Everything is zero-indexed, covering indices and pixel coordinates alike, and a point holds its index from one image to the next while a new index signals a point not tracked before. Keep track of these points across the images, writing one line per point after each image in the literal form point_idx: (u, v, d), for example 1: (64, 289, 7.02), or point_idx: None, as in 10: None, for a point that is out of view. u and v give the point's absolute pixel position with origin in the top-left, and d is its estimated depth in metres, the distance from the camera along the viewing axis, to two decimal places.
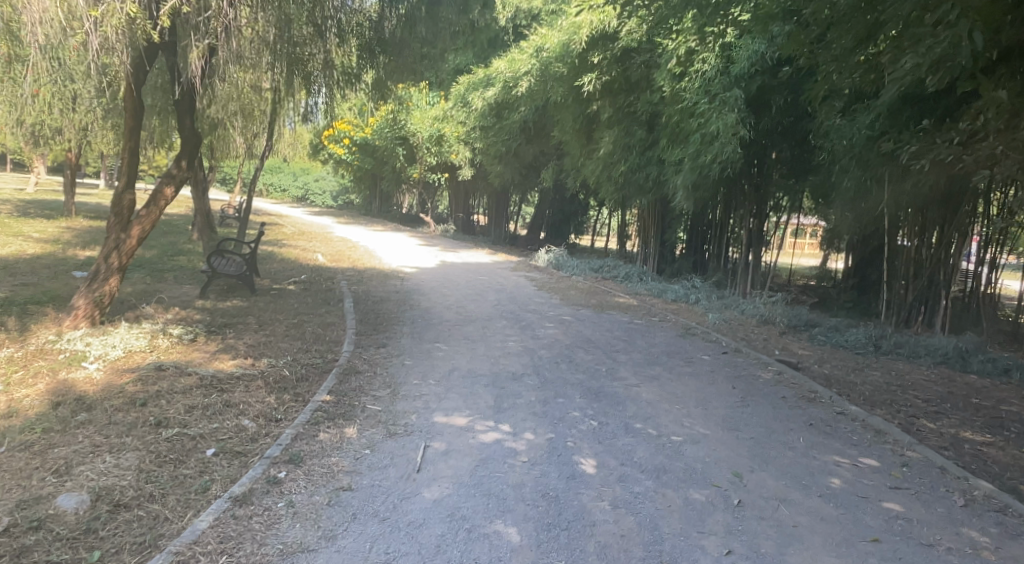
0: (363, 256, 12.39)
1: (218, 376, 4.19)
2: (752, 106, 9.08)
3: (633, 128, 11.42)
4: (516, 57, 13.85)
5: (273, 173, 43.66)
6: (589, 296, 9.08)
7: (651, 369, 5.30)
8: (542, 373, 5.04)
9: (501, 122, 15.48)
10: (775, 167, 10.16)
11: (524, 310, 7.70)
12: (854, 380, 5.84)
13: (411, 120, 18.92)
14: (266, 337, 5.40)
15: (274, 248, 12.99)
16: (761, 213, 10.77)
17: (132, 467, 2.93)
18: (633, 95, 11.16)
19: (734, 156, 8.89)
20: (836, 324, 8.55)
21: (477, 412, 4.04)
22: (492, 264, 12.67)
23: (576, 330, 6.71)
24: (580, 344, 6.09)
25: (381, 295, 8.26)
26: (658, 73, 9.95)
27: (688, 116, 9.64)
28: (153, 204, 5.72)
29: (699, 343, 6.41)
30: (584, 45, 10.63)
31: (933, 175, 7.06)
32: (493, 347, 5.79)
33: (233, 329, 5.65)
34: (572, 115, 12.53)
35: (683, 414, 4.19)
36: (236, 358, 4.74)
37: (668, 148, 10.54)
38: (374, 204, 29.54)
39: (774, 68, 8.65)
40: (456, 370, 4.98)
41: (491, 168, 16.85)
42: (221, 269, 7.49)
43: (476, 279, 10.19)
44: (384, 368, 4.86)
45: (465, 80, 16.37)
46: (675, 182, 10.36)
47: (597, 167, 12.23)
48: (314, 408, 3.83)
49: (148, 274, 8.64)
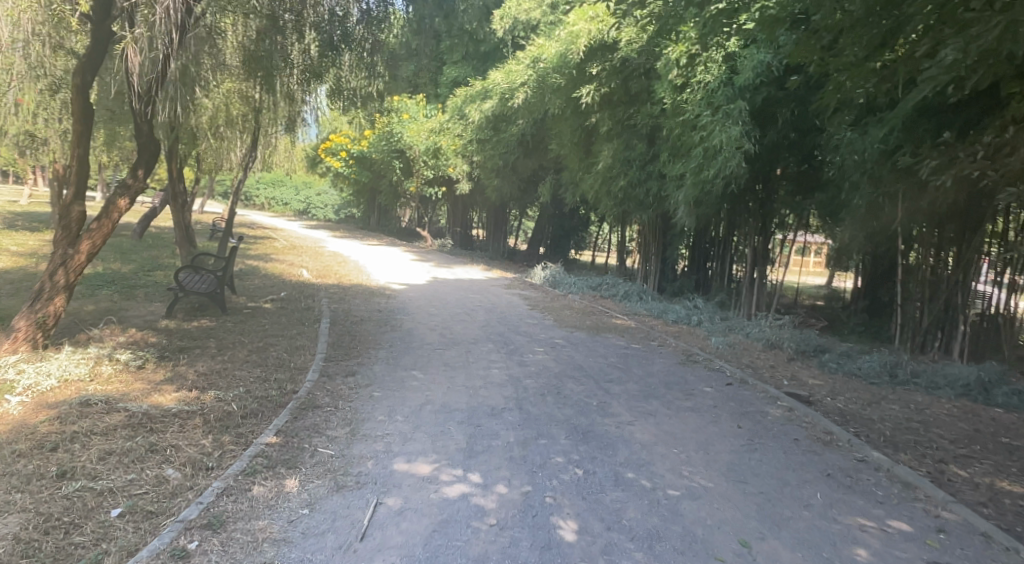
0: (352, 271, 11.91)
1: (151, 414, 3.70)
2: (757, 120, 8.63)
3: (633, 141, 11.00)
4: (512, 68, 13.51)
5: (275, 186, 43.70)
6: (585, 317, 8.56)
7: (647, 403, 4.77)
8: (524, 407, 4.52)
9: (499, 135, 15.14)
10: (781, 183, 9.71)
11: (513, 333, 7.18)
12: (871, 416, 5.29)
13: (407, 133, 18.61)
14: (222, 365, 4.90)
15: (261, 263, 12.53)
16: (766, 231, 10.30)
17: (9, 537, 2.42)
18: (633, 107, 10.75)
19: (738, 171, 8.43)
20: (847, 350, 8.03)
21: (445, 457, 3.52)
22: (485, 281, 12.17)
23: (567, 356, 6.18)
24: (571, 373, 5.56)
25: (363, 314, 7.76)
26: (659, 84, 9.54)
27: (690, 129, 9.20)
28: (104, 216, 5.24)
29: (701, 372, 5.87)
30: (582, 55, 10.27)
31: (953, 192, 6.59)
32: (474, 375, 5.27)
33: (188, 354, 5.16)
34: (570, 128, 12.11)
35: (681, 461, 3.66)
36: (180, 390, 4.24)
37: (669, 162, 10.09)
38: (373, 218, 29.15)
39: (780, 79, 8.21)
40: (428, 404, 4.46)
41: (488, 182, 16.42)
42: (191, 286, 7.02)
43: (467, 298, 9.69)
44: (348, 402, 4.35)
45: (462, 92, 16.04)
46: (676, 197, 9.91)
47: (596, 181, 11.79)
48: (254, 454, 3.32)
49: (117, 291, 8.18)
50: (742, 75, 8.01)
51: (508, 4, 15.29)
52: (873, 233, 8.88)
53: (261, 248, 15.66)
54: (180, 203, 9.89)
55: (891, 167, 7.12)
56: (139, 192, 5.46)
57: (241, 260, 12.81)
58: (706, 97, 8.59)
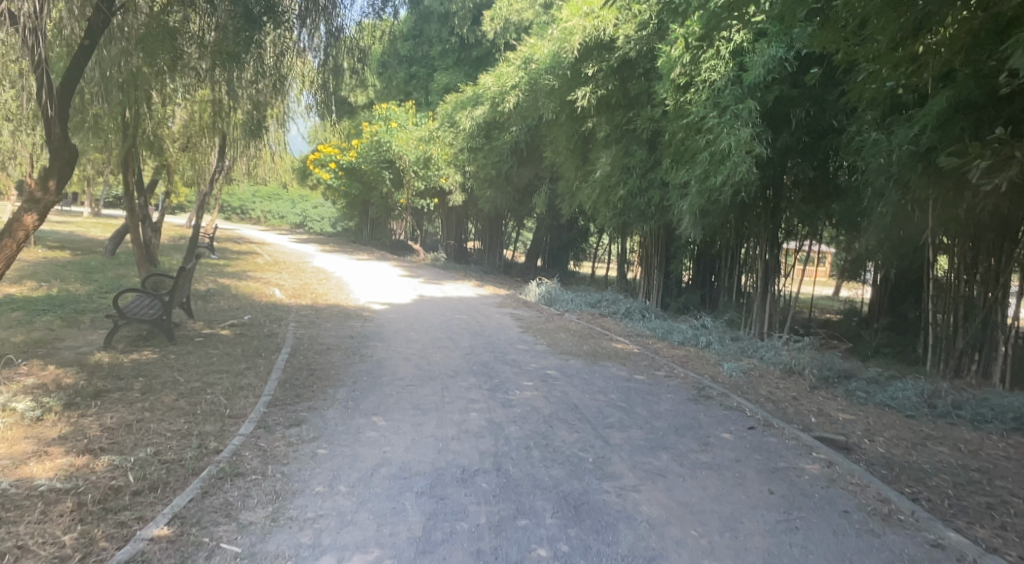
0: (331, 290, 11.08)
1: (9, 496, 2.84)
2: (768, 121, 7.82)
3: (633, 146, 10.14)
4: (503, 70, 12.86)
5: (274, 200, 43.37)
6: (581, 340, 7.71)
7: (655, 458, 3.91)
8: (504, 467, 3.65)
9: (491, 143, 14.42)
10: (795, 190, 8.87)
11: (500, 362, 6.32)
12: (922, 466, 4.41)
13: (396, 142, 17.65)
14: (139, 414, 4.04)
15: (235, 281, 11.69)
16: (777, 242, 9.48)
17: None
18: (632, 111, 9.96)
19: (749, 178, 7.61)
20: (875, 375, 7.15)
21: (390, 554, 2.64)
22: (475, 299, 11.31)
23: (559, 393, 5.30)
24: (562, 416, 4.68)
25: (332, 341, 6.90)
26: (660, 85, 8.79)
27: (695, 132, 8.40)
28: (6, 236, 4.36)
29: (716, 411, 5.00)
30: (577, 55, 9.55)
31: (997, 197, 5.74)
32: (447, 421, 4.41)
33: (103, 399, 4.29)
34: (566, 134, 11.33)
35: (701, 551, 2.78)
36: (69, 454, 3.37)
37: (672, 169, 9.28)
38: (366, 232, 28.34)
39: (793, 76, 7.40)
40: (385, 465, 3.60)
41: (481, 193, 15.58)
42: (133, 313, 6.19)
43: (453, 319, 8.85)
44: (282, 467, 3.48)
45: (453, 98, 15.42)
46: (680, 207, 9.09)
47: (593, 191, 10.95)
48: (127, 559, 2.44)
49: (61, 316, 7.35)
50: (750, 72, 7.19)
51: (499, 4, 15.03)
52: (896, 242, 8.06)
53: (241, 265, 14.79)
54: (139, 218, 9.06)
55: (923, 170, 6.28)
56: (51, 206, 4.53)
57: (214, 278, 11.98)
58: (711, 97, 7.77)
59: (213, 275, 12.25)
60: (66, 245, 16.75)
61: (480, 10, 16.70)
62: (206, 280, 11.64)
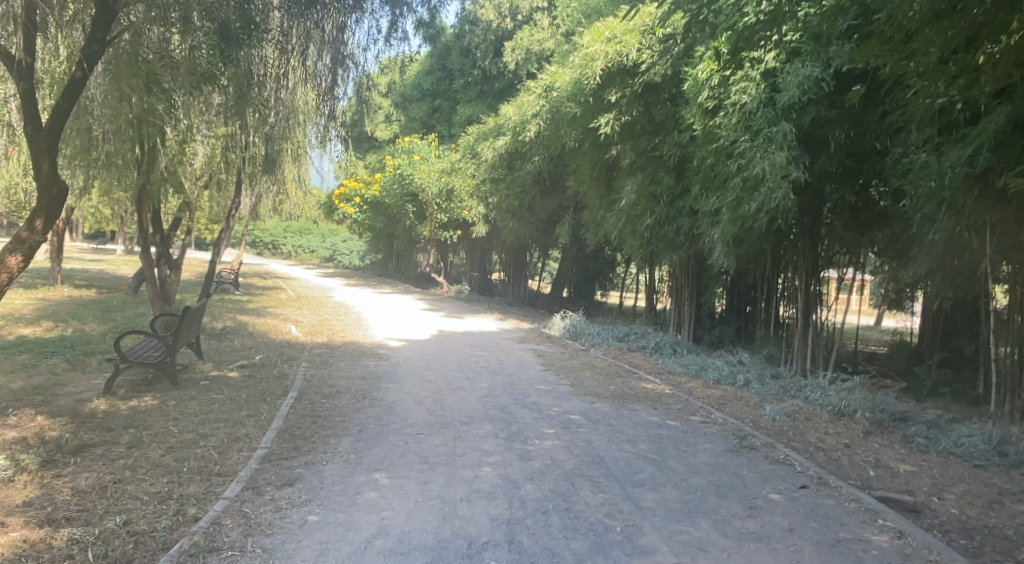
0: (349, 326, 10.76)
1: None
2: (804, 144, 7.34)
3: (660, 173, 9.71)
4: (524, 99, 12.70)
5: (303, 235, 43.91)
6: (608, 380, 7.19)
7: (695, 527, 3.38)
8: (517, 539, 3.16)
9: (513, 173, 14.14)
10: (836, 217, 8.32)
11: (519, 406, 5.84)
12: (1008, 532, 3.78)
13: (418, 174, 17.52)
14: (118, 474, 3.66)
15: (253, 318, 11.47)
16: (817, 272, 8.89)
17: None
18: (658, 137, 9.57)
19: (786, 205, 7.10)
20: (935, 418, 6.47)
21: None
22: (498, 334, 10.87)
23: (583, 443, 4.78)
24: (585, 471, 4.17)
25: (342, 383, 6.52)
26: (687, 110, 8.40)
27: (725, 157, 7.95)
28: None
29: (760, 465, 4.43)
30: (599, 81, 9.25)
31: None
32: (456, 479, 3.94)
33: (83, 456, 3.94)
34: (588, 162, 10.96)
35: None
36: (25, 527, 2.99)
37: (702, 196, 8.83)
38: (391, 265, 28.25)
39: (830, 95, 6.94)
40: (381, 536, 3.14)
41: (503, 225, 15.27)
42: (134, 357, 5.92)
43: (472, 356, 8.42)
44: (264, 539, 3.05)
45: (476, 130, 15.32)
46: (711, 236, 8.61)
47: (619, 221, 10.52)
48: None
49: (67, 359, 7.13)
50: (784, 93, 6.75)
51: (520, 35, 15.24)
52: (950, 269, 7.42)
53: (262, 300, 14.64)
54: (154, 255, 8.91)
55: (979, 193, 5.71)
56: (37, 247, 4.26)
57: (233, 315, 11.78)
58: (741, 120, 7.34)
59: (231, 313, 12.05)
60: (93, 283, 16.87)
61: (501, 42, 16.67)
62: (224, 317, 11.45)
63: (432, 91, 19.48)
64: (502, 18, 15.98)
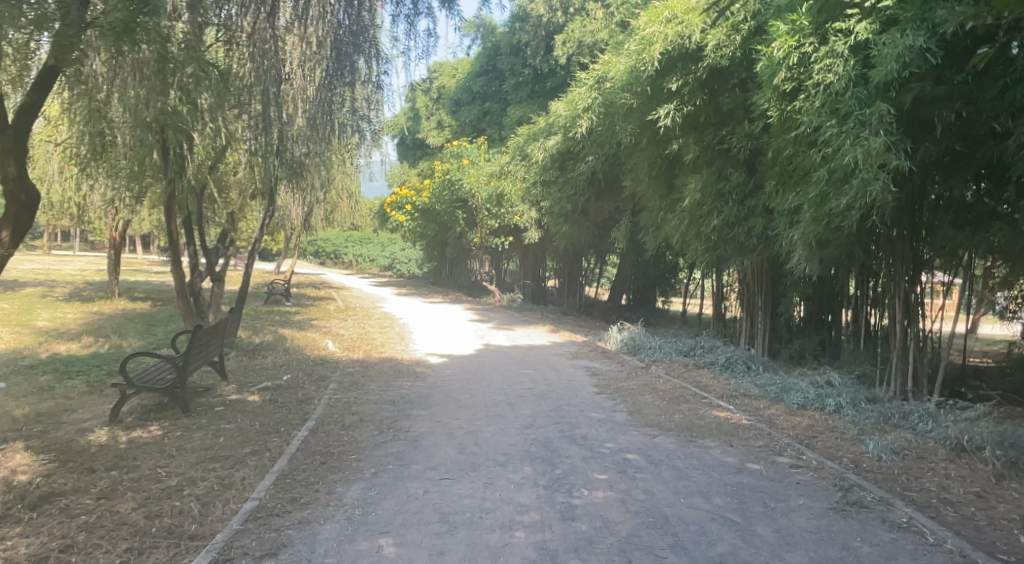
0: (391, 340, 10.11)
1: None
2: (903, 128, 6.14)
3: (728, 169, 8.62)
4: (575, 94, 11.87)
5: (363, 245, 44.28)
6: (672, 407, 6.21)
7: None
8: None
9: (566, 174, 13.29)
10: (942, 213, 7.01)
11: (566, 441, 4.96)
12: None
13: (466, 179, 16.92)
14: (69, 538, 3.00)
15: (295, 332, 10.99)
16: (918, 278, 7.57)
17: None
18: (726, 128, 8.52)
19: (882, 201, 5.95)
20: None
21: None
22: (549, 348, 9.97)
23: (643, 496, 3.86)
24: (646, 540, 3.26)
25: (368, 409, 5.82)
26: (759, 95, 7.31)
27: (807, 146, 6.82)
28: None
29: (878, 534, 3.41)
30: (658, 67, 8.28)
31: None
32: (479, 551, 3.10)
33: (42, 510, 3.31)
34: (646, 159, 9.97)
35: None
36: None
37: (778, 192, 7.70)
38: (444, 273, 27.73)
39: (937, 68, 5.71)
40: None
41: (555, 230, 14.37)
42: (142, 382, 5.38)
43: (518, 375, 7.58)
44: None
45: (525, 130, 14.59)
46: (790, 237, 7.49)
47: (681, 222, 9.46)
48: None
49: (88, 380, 6.71)
50: (878, 68, 5.59)
51: (571, 27, 14.54)
52: None
53: (310, 312, 14.29)
54: (186, 267, 8.52)
55: None
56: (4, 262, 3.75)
57: (274, 328, 11.35)
58: (826, 103, 6.17)
59: (274, 326, 11.63)
60: (152, 296, 17.01)
61: (552, 37, 15.94)
62: (266, 330, 11.04)
63: (483, 93, 19.10)
64: (554, 11, 15.50)
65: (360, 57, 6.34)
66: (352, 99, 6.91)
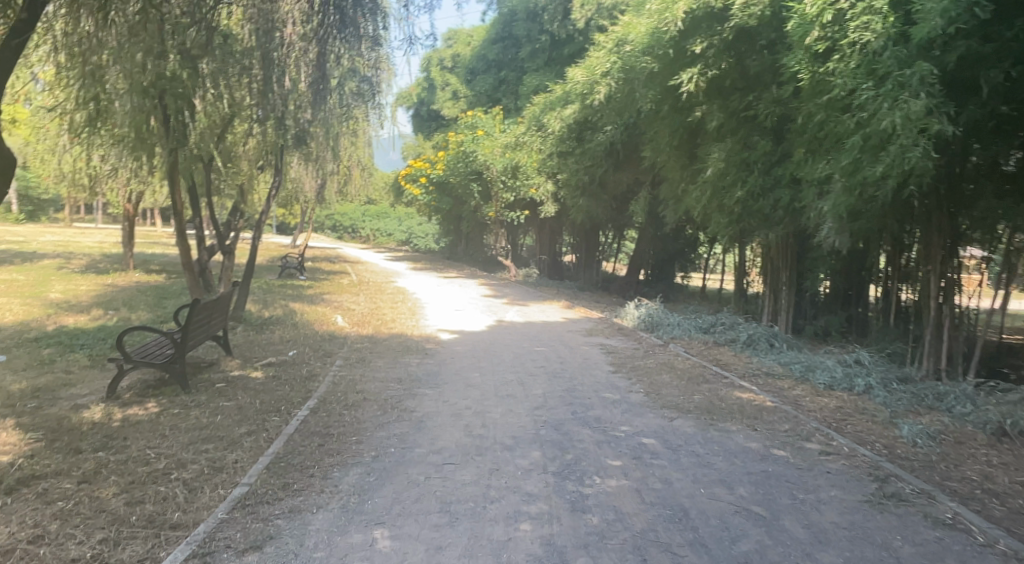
0: (402, 315, 9.88)
1: None
2: (947, 90, 5.63)
3: (754, 137, 8.15)
4: (593, 59, 11.37)
5: (380, 219, 44.07)
6: (691, 387, 5.90)
7: None
8: None
9: (583, 145, 12.86)
10: (986, 184, 6.50)
11: (578, 424, 4.68)
12: None
13: (481, 151, 16.43)
14: (42, 527, 2.80)
15: (305, 306, 10.82)
16: (956, 252, 7.09)
17: None
18: (752, 94, 8.02)
19: (921, 169, 5.49)
20: None
21: None
22: (564, 324, 9.67)
23: (659, 485, 3.58)
24: (662, 535, 2.99)
25: (373, 387, 5.60)
26: (789, 56, 6.81)
27: (840, 111, 6.34)
28: None
29: (920, 532, 3.10)
30: (681, 28, 7.78)
31: None
32: (480, 546, 2.85)
33: (20, 496, 3.12)
34: (667, 128, 9.51)
35: None
36: None
37: (807, 161, 7.23)
38: (460, 248, 27.42)
39: (987, 23, 5.15)
40: None
41: (571, 203, 13.99)
42: (139, 357, 5.19)
43: (531, 352, 7.31)
44: None
45: (541, 99, 14.14)
46: (819, 209, 7.05)
47: (704, 194, 9.04)
48: None
49: (90, 354, 6.57)
50: (920, 25, 5.07)
51: None
52: None
53: (324, 286, 14.12)
54: (191, 240, 8.32)
55: None
56: None
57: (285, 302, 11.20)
58: (863, 63, 5.67)
59: (285, 300, 11.47)
60: (167, 269, 16.97)
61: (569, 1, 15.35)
62: (277, 304, 10.88)
63: (498, 61, 18.59)
64: None
65: (362, 13, 5.98)
66: (356, 62, 6.55)
